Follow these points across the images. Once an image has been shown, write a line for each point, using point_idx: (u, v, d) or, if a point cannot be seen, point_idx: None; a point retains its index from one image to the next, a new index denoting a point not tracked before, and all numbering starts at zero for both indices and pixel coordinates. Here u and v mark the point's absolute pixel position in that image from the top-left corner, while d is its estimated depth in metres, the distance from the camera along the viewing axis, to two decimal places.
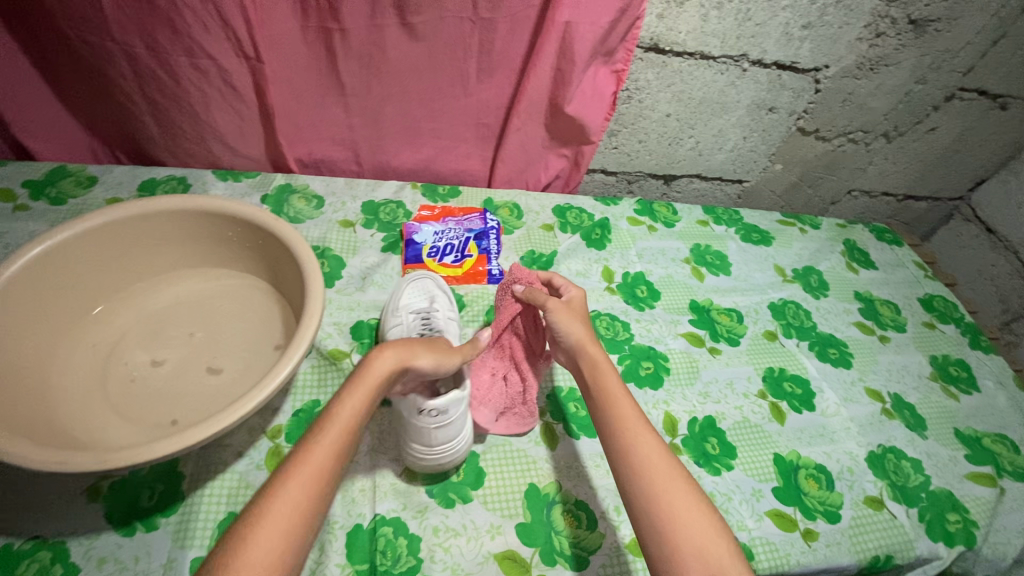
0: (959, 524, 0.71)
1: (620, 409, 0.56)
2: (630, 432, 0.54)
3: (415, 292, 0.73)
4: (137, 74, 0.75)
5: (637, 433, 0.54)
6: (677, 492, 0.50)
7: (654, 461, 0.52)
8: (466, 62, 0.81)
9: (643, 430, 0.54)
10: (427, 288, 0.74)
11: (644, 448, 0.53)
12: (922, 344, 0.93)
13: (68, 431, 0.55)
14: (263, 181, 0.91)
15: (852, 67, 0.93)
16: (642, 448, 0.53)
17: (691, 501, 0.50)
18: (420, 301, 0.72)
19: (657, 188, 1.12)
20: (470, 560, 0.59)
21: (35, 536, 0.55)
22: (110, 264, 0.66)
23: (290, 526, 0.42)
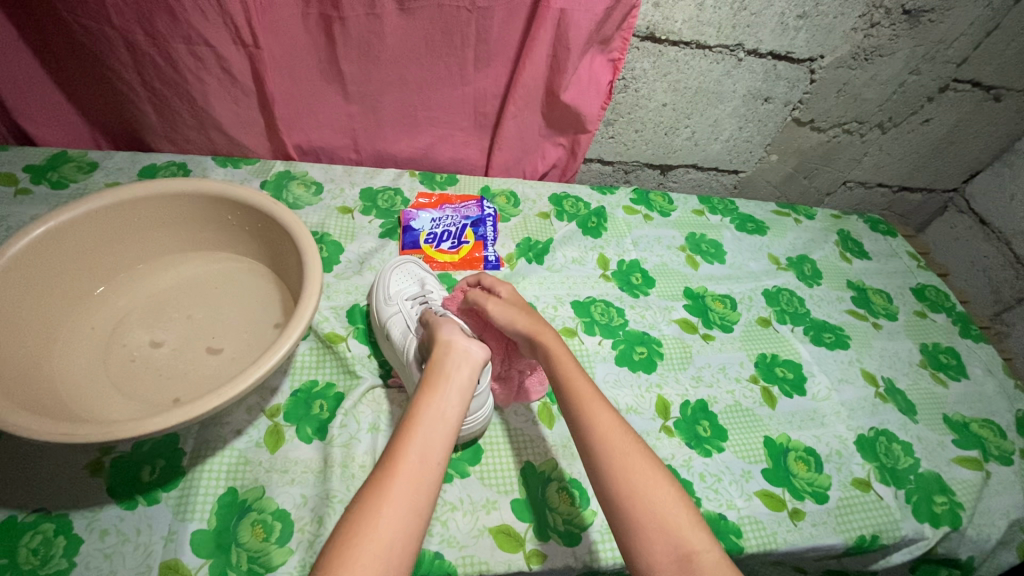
0: (945, 505, 0.72)
1: (579, 386, 0.57)
2: (588, 408, 0.55)
3: (408, 278, 0.77)
4: (135, 62, 0.76)
5: (594, 408, 0.55)
6: (637, 462, 0.52)
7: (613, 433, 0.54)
8: (464, 50, 0.82)
9: (601, 407, 0.56)
10: (417, 277, 0.78)
11: (604, 422, 0.54)
12: (913, 332, 0.95)
13: (71, 406, 0.56)
14: (262, 167, 0.92)
15: (847, 58, 0.94)
16: (601, 424, 0.54)
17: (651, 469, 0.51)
18: (414, 287, 0.76)
19: (654, 178, 1.13)
20: (466, 534, 0.60)
21: (38, 508, 0.56)
22: (111, 246, 0.67)
23: (398, 522, 0.43)
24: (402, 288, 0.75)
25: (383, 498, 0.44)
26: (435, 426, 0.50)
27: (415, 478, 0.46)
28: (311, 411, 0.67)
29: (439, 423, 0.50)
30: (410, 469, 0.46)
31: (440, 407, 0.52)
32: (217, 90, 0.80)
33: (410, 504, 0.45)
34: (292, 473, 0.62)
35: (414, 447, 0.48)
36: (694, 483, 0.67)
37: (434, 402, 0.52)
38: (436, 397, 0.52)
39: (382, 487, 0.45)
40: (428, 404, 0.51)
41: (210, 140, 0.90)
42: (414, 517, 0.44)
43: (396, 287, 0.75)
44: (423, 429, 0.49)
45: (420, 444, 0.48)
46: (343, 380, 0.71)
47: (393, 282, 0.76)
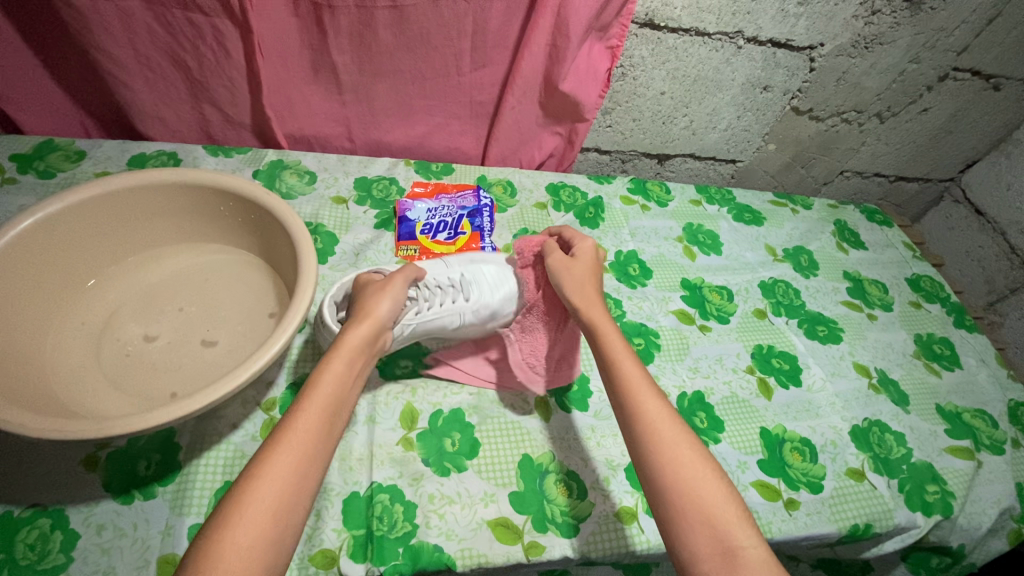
0: (937, 494, 0.73)
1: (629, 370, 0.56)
2: (638, 394, 0.54)
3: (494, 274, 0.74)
4: (129, 35, 0.74)
5: (640, 393, 0.54)
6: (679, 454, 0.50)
7: (660, 422, 0.52)
8: (459, 37, 0.80)
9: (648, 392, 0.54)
10: (501, 284, 0.73)
11: (649, 409, 0.53)
12: (908, 322, 0.95)
13: (65, 401, 0.55)
14: (254, 156, 0.90)
15: (847, 46, 0.93)
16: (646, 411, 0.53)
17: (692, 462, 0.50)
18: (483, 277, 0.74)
19: (651, 167, 1.12)
20: (464, 526, 0.61)
21: (33, 504, 0.55)
22: (102, 238, 0.66)
23: (291, 479, 0.43)
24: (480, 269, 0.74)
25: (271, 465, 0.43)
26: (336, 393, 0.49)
27: (309, 446, 0.45)
28: None
29: (336, 388, 0.50)
30: (302, 436, 0.45)
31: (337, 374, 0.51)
32: (212, 61, 0.78)
33: (300, 471, 0.44)
34: None
35: (309, 415, 0.47)
36: None
37: (337, 370, 0.51)
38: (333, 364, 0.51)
39: (269, 456, 0.43)
40: (329, 373, 0.50)
41: (205, 115, 0.87)
42: (305, 483, 0.44)
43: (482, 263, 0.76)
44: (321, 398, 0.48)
45: (318, 412, 0.47)
46: None
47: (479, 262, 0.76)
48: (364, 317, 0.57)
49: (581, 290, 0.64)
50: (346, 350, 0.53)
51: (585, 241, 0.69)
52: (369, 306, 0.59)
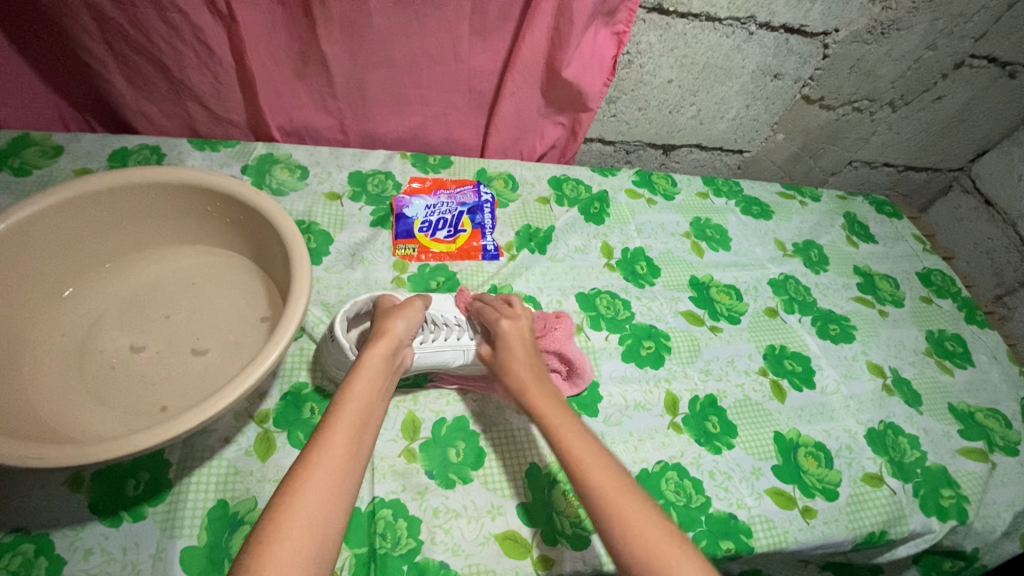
0: (952, 499, 0.72)
1: (572, 448, 0.52)
2: (585, 469, 0.50)
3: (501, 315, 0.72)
4: (104, 30, 0.69)
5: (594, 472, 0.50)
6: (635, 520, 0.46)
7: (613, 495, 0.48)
8: (458, 24, 0.76)
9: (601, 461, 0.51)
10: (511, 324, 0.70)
11: (600, 479, 0.49)
12: (919, 319, 0.93)
13: (46, 420, 0.52)
14: (242, 150, 0.85)
15: (862, 31, 0.89)
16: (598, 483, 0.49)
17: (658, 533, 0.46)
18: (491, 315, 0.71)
19: (656, 158, 1.08)
20: (471, 541, 0.58)
21: (16, 528, 0.52)
22: (80, 241, 0.62)
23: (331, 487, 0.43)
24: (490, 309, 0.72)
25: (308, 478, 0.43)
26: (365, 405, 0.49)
27: (345, 459, 0.45)
28: (302, 416, 0.64)
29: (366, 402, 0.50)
30: (338, 448, 0.45)
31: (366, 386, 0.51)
32: (193, 61, 0.73)
33: (337, 482, 0.43)
34: None
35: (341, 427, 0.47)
36: (703, 482, 0.65)
37: (365, 384, 0.51)
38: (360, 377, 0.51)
39: (305, 470, 0.43)
40: (357, 386, 0.50)
41: (188, 114, 0.83)
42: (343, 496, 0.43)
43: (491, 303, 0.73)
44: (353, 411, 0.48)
45: (353, 419, 0.48)
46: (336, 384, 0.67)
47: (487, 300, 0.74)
48: (386, 333, 0.57)
49: (514, 374, 0.61)
50: (371, 364, 0.53)
51: (501, 322, 0.64)
52: (387, 322, 0.58)
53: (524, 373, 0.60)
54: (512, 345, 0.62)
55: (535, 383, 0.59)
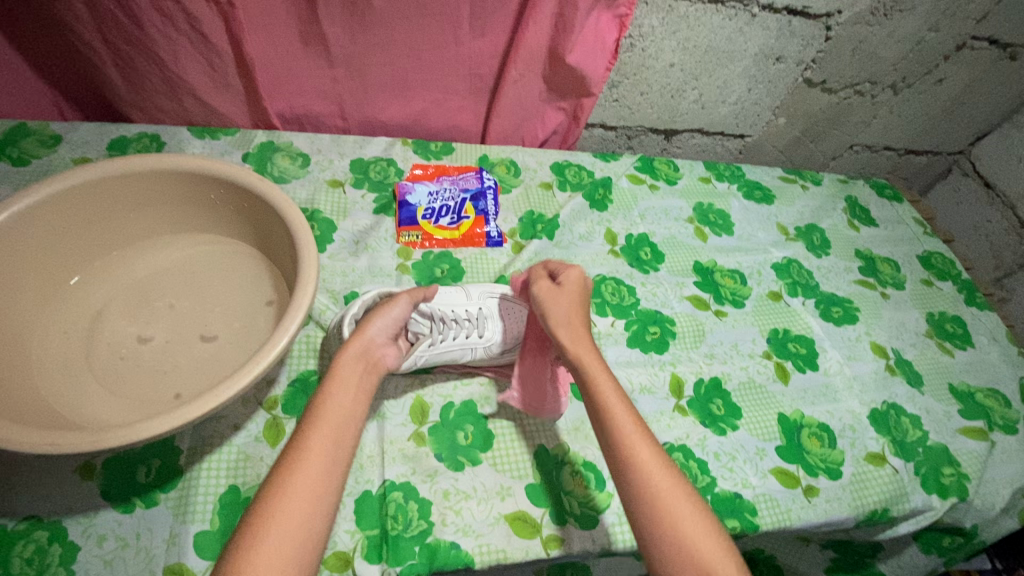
0: (953, 477, 0.73)
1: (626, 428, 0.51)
2: (635, 448, 0.50)
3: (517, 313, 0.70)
4: (97, 22, 0.68)
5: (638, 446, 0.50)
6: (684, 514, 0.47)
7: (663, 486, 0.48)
8: (459, 8, 0.75)
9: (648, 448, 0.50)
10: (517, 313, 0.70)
11: (649, 467, 0.49)
12: (921, 301, 0.94)
13: (56, 409, 0.52)
14: (243, 138, 0.85)
15: (865, 13, 0.89)
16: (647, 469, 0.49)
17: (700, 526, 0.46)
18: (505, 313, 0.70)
19: (657, 144, 1.08)
20: (481, 522, 0.59)
21: (29, 516, 0.53)
22: (83, 231, 0.61)
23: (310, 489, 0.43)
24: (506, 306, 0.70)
25: (278, 511, 0.41)
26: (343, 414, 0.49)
27: (317, 486, 0.43)
28: None
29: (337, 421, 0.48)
30: (319, 449, 0.45)
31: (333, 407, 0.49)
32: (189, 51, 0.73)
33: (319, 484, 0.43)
34: None
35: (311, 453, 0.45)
36: (709, 462, 0.66)
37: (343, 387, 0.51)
38: (328, 397, 0.49)
39: (276, 503, 0.42)
40: (324, 408, 0.48)
41: (185, 108, 0.82)
42: (325, 497, 0.43)
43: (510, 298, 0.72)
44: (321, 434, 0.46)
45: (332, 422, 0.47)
46: None
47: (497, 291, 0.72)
48: (358, 334, 0.56)
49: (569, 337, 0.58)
50: (339, 380, 0.51)
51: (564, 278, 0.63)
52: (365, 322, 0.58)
53: (577, 340, 0.58)
54: (571, 309, 0.60)
55: (590, 352, 0.57)
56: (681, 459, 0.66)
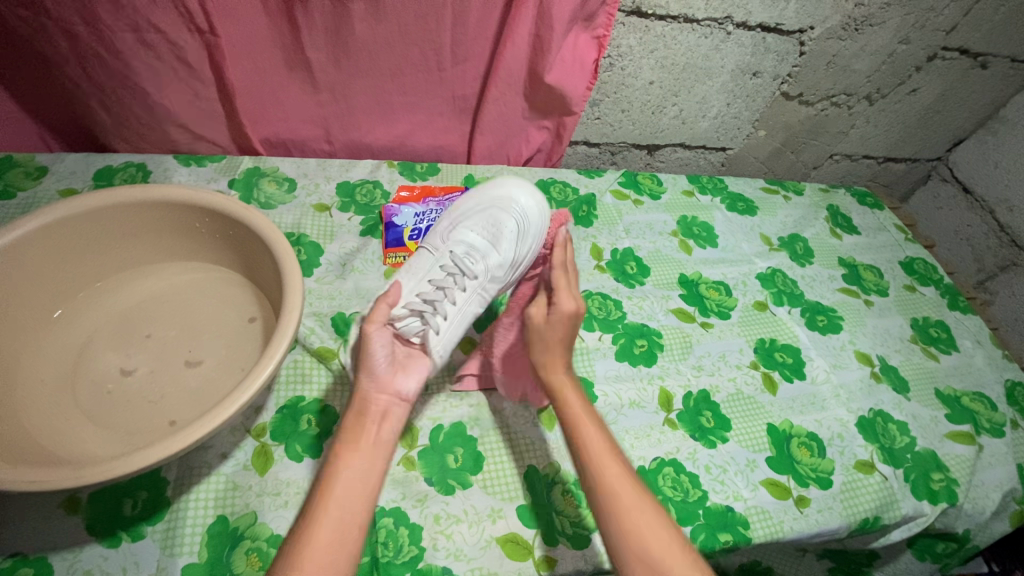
0: (942, 482, 0.74)
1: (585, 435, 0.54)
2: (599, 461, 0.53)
3: (531, 224, 0.69)
4: (79, 55, 0.69)
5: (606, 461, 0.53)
6: (643, 517, 0.49)
7: (623, 489, 0.51)
8: (440, 34, 0.77)
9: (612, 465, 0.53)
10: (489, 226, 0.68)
11: (611, 477, 0.52)
12: (904, 307, 0.95)
13: (40, 444, 0.52)
14: (229, 164, 0.85)
15: (836, 28, 0.91)
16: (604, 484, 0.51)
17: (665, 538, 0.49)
18: (510, 222, 0.68)
19: (641, 158, 1.09)
20: (472, 545, 0.59)
21: (13, 553, 0.52)
22: (67, 264, 0.61)
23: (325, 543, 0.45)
24: (511, 210, 0.69)
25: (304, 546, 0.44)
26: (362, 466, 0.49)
27: (337, 533, 0.45)
28: (299, 428, 0.64)
29: (360, 474, 0.48)
30: (337, 503, 0.47)
31: (355, 459, 0.49)
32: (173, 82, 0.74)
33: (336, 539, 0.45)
34: (285, 495, 0.59)
35: (331, 509, 0.46)
36: (700, 476, 0.66)
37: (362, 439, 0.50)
38: (349, 448, 0.49)
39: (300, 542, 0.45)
40: (347, 459, 0.49)
41: (171, 137, 0.83)
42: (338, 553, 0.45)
43: (510, 195, 0.70)
44: (339, 492, 0.47)
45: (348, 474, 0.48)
46: (333, 395, 0.67)
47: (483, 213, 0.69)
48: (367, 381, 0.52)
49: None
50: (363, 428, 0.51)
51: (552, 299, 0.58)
52: (361, 388, 0.52)
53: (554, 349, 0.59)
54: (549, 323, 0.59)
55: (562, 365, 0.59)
56: (671, 474, 0.66)
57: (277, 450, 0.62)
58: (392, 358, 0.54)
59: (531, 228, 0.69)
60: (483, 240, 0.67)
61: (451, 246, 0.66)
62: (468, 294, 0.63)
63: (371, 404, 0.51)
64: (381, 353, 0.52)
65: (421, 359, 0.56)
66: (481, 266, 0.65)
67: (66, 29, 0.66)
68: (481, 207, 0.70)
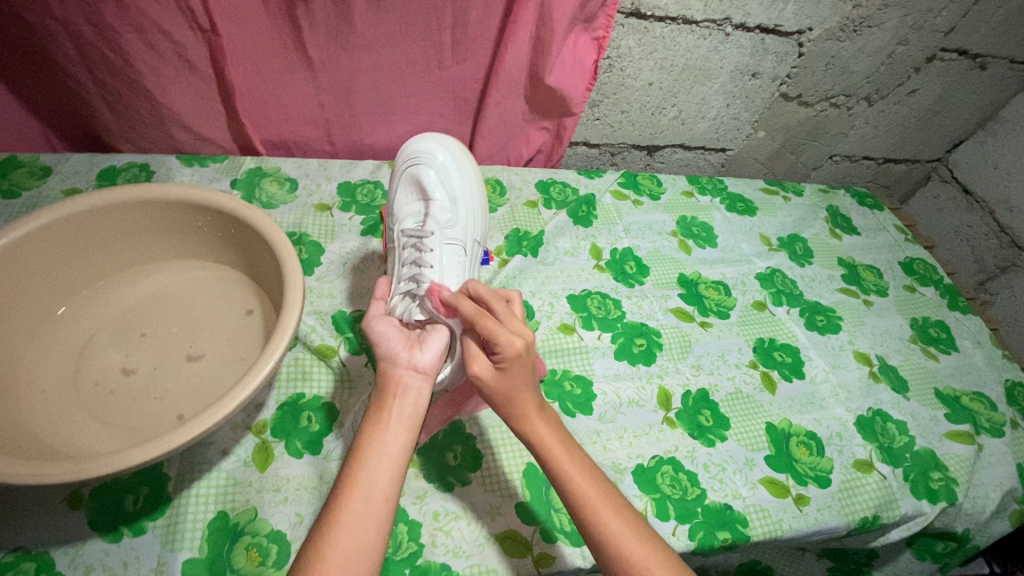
0: (941, 481, 0.74)
1: (546, 438, 0.51)
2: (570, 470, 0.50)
3: (447, 163, 0.73)
4: (84, 56, 0.70)
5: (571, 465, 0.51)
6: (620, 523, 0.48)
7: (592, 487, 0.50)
8: (440, 34, 0.77)
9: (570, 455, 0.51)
10: (423, 186, 0.71)
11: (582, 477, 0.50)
12: (904, 307, 0.95)
13: (42, 440, 0.52)
14: (231, 164, 0.86)
15: (835, 29, 0.92)
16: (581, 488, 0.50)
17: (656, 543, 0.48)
18: (428, 171, 0.71)
19: (641, 159, 1.10)
20: (471, 542, 0.59)
21: (16, 548, 0.52)
22: (71, 262, 0.62)
23: (353, 533, 0.44)
24: (423, 162, 0.72)
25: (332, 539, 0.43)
26: (383, 457, 0.48)
27: (362, 523, 0.45)
28: (299, 424, 0.64)
29: (377, 495, 0.46)
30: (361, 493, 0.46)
31: (373, 472, 0.47)
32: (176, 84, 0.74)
33: (363, 529, 0.44)
34: (285, 491, 0.60)
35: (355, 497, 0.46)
36: (698, 475, 0.67)
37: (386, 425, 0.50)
38: (368, 465, 0.47)
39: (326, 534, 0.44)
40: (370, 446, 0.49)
41: (174, 137, 0.84)
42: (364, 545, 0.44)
43: (415, 153, 0.74)
44: (356, 507, 0.45)
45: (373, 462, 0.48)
46: (332, 392, 0.68)
47: (411, 177, 0.72)
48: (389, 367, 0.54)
49: (531, 397, 0.51)
50: (385, 436, 0.49)
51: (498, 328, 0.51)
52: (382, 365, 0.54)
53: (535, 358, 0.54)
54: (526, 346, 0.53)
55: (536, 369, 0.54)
56: (670, 472, 0.66)
57: (276, 447, 0.62)
58: (404, 337, 0.57)
59: (450, 167, 0.73)
60: (420, 202, 0.71)
61: (400, 225, 0.70)
62: (440, 246, 0.67)
63: (391, 376, 0.53)
64: (388, 337, 0.56)
65: (434, 328, 0.57)
66: (433, 220, 0.69)
67: (71, 30, 0.67)
68: (398, 178, 0.73)
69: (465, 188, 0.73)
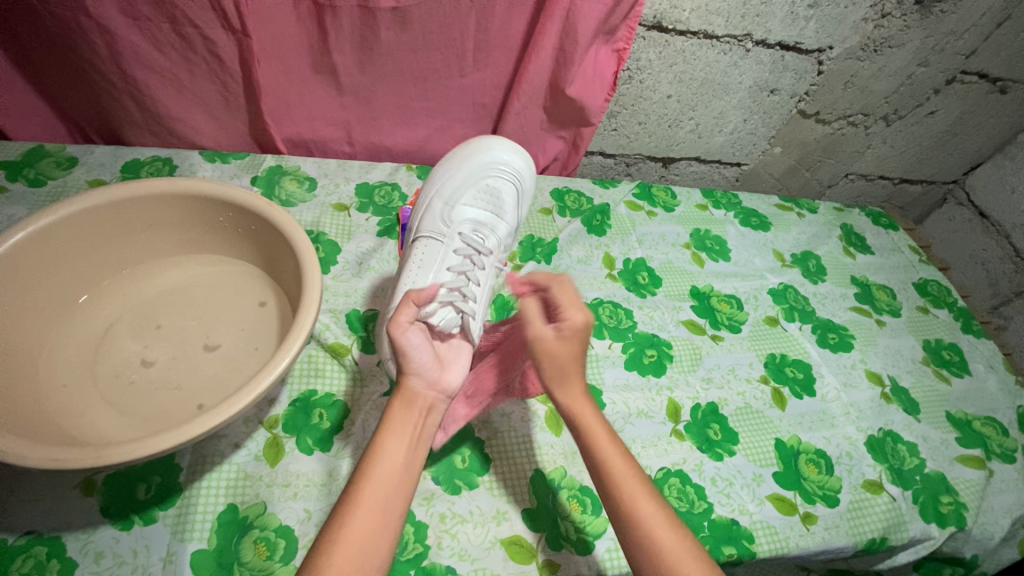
0: (951, 505, 0.73)
1: None
2: None
3: (523, 184, 0.78)
4: (115, 51, 0.71)
5: None
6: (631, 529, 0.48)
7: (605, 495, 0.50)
8: (463, 41, 0.78)
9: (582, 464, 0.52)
10: (492, 196, 0.74)
11: None
12: (916, 328, 0.94)
13: (62, 426, 0.53)
14: (252, 162, 0.87)
15: (856, 49, 0.92)
16: None
17: (676, 540, 0.49)
18: (504, 184, 0.75)
19: (656, 171, 1.10)
20: (476, 546, 0.59)
21: (27, 531, 0.53)
22: (96, 251, 0.63)
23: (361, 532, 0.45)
24: (506, 174, 0.75)
25: (341, 536, 0.45)
26: (393, 463, 0.49)
27: (372, 524, 0.46)
28: (310, 421, 0.65)
29: (384, 500, 0.47)
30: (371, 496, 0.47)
31: (386, 474, 0.48)
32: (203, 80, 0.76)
33: (371, 529, 0.46)
34: (294, 487, 0.60)
35: (366, 498, 0.47)
36: (706, 488, 0.66)
37: (397, 437, 0.50)
38: (380, 468, 0.48)
39: (336, 532, 0.45)
40: (385, 448, 0.50)
41: (197, 132, 0.85)
42: (372, 544, 0.45)
43: (502, 159, 0.76)
44: (367, 509, 0.46)
45: (384, 467, 0.48)
46: (344, 389, 0.68)
47: (485, 184, 0.74)
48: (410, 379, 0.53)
49: None
50: (399, 440, 0.50)
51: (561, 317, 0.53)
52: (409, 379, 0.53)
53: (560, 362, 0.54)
54: None
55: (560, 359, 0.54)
56: (677, 485, 0.66)
57: (288, 442, 0.63)
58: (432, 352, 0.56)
59: (523, 188, 0.78)
60: (482, 209, 0.73)
61: (458, 226, 0.70)
62: (489, 265, 0.69)
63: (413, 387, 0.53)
64: (422, 350, 0.54)
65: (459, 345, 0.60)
66: (491, 235, 0.72)
67: (105, 24, 0.68)
68: (472, 175, 0.74)
69: (524, 212, 0.79)
